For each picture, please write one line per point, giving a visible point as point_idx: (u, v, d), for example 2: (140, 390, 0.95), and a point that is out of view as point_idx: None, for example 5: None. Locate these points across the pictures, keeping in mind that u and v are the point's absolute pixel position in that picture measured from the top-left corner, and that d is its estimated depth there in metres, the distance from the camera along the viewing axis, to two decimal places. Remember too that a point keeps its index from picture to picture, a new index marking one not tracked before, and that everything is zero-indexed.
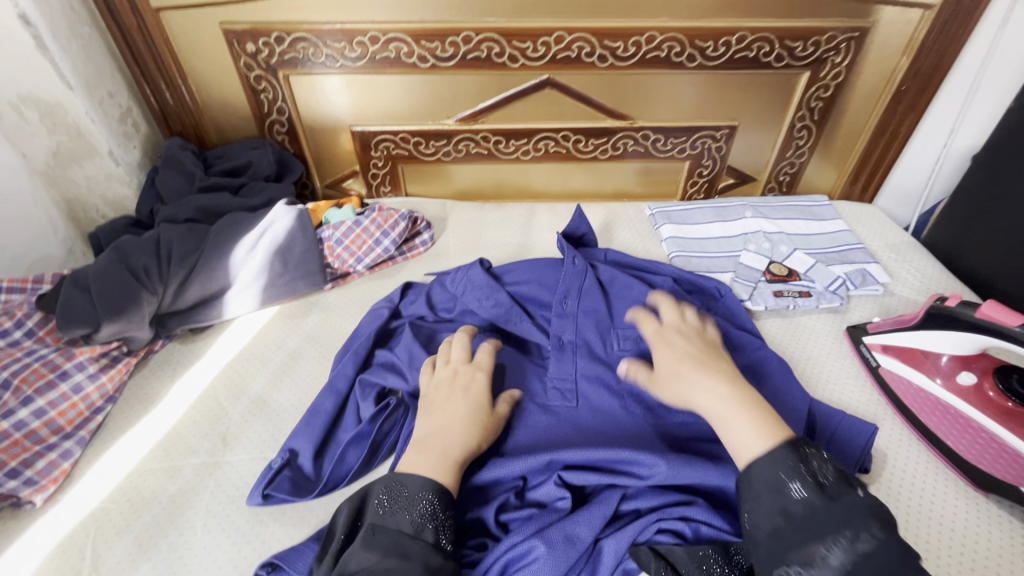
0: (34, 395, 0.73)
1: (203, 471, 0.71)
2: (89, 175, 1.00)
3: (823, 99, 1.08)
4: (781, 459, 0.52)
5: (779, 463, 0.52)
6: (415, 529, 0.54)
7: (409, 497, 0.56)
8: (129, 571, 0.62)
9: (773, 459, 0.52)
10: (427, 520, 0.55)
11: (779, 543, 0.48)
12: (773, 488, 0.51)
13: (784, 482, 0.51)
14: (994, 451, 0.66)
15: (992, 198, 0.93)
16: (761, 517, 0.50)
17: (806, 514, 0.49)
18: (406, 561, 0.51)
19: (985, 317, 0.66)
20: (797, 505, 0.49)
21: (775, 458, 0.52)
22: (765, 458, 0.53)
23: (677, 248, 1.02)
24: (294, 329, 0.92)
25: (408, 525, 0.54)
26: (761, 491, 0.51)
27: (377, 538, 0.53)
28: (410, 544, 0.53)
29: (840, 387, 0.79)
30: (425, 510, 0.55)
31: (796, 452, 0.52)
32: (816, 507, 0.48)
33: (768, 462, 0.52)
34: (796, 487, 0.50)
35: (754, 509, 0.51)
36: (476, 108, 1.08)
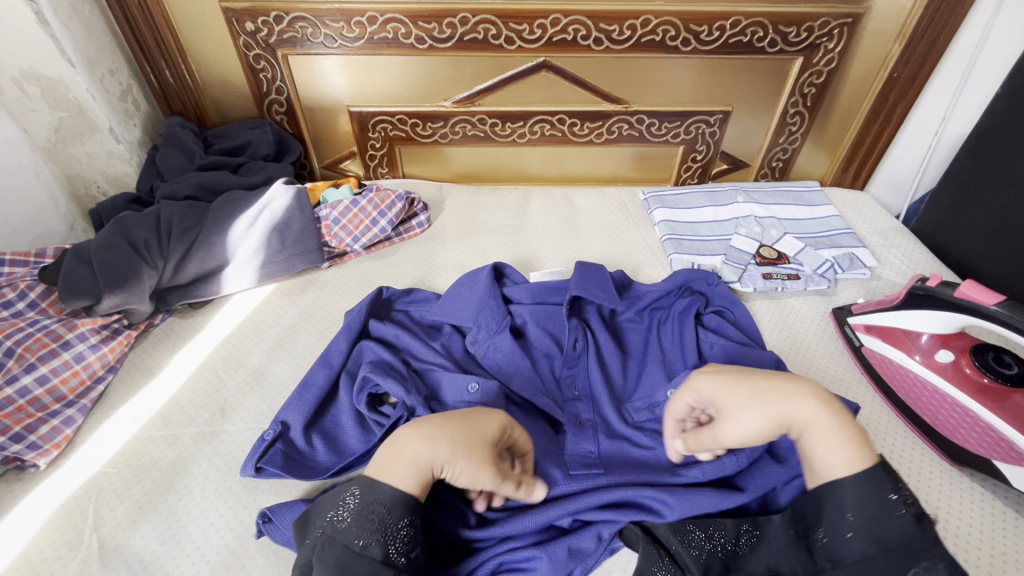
0: (37, 362, 0.75)
1: (201, 439, 0.73)
2: (89, 152, 1.02)
3: (816, 86, 1.10)
4: (877, 479, 0.55)
5: (872, 487, 0.55)
6: (361, 545, 0.53)
7: (364, 505, 0.55)
8: (130, 531, 0.64)
9: (869, 482, 0.55)
10: (377, 534, 0.53)
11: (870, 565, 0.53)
12: (861, 511, 0.54)
13: (882, 502, 0.54)
14: (968, 425, 0.68)
15: (981, 184, 0.94)
16: (852, 543, 0.54)
17: (891, 544, 0.53)
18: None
19: (963, 296, 0.68)
20: (893, 537, 0.53)
21: (866, 480, 0.55)
22: (854, 480, 0.55)
23: (668, 231, 1.04)
24: (291, 304, 0.93)
25: (357, 540, 0.53)
26: (849, 512, 0.55)
27: (332, 555, 0.52)
28: (357, 562, 0.52)
29: (824, 366, 0.81)
30: (377, 520, 0.54)
31: (891, 474, 0.55)
32: (912, 534, 0.52)
33: (859, 486, 0.55)
34: (897, 517, 0.53)
35: (843, 530, 0.54)
36: (473, 90, 1.09)
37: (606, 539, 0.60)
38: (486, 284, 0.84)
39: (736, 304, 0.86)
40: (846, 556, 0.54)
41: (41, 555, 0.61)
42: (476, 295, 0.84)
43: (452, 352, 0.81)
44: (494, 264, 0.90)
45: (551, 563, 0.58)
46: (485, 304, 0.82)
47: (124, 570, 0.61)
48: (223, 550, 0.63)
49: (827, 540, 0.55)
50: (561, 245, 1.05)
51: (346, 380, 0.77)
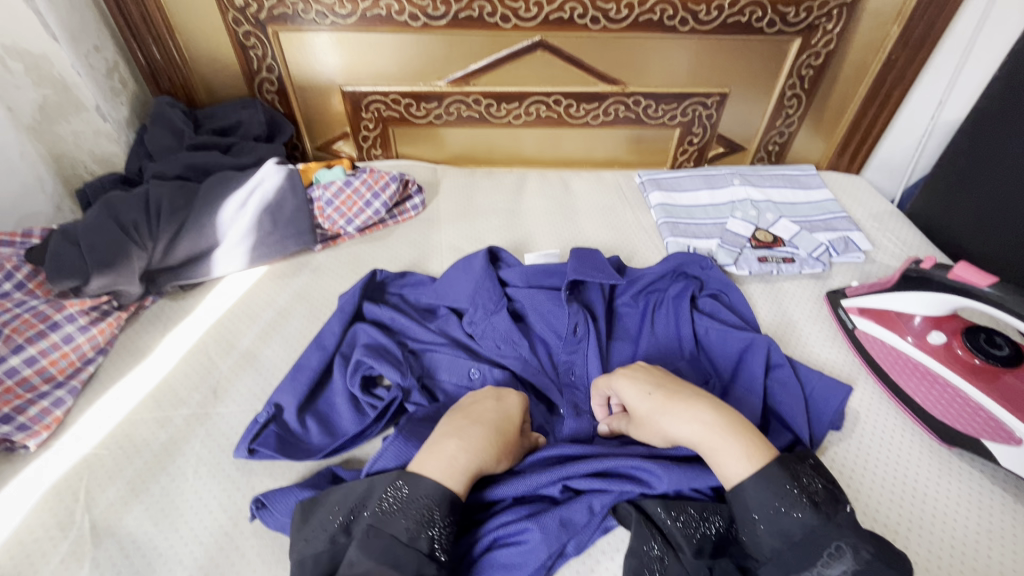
0: (25, 343, 0.73)
1: (193, 421, 0.73)
2: (76, 130, 0.99)
3: (813, 68, 1.09)
4: (768, 481, 0.54)
5: (766, 489, 0.54)
6: (409, 537, 0.53)
7: (414, 499, 0.55)
8: (121, 512, 0.63)
9: (763, 485, 0.54)
10: (423, 528, 0.54)
11: (783, 560, 0.52)
12: (773, 508, 0.53)
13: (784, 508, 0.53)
14: (957, 404, 0.69)
15: (977, 167, 0.93)
16: (762, 537, 0.54)
17: (802, 536, 0.52)
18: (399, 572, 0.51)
19: (957, 278, 0.68)
20: (797, 529, 0.52)
21: (760, 482, 0.55)
22: (748, 484, 0.55)
23: (664, 215, 1.03)
24: (282, 287, 0.92)
25: (404, 532, 0.53)
26: (755, 514, 0.54)
27: (375, 541, 0.52)
28: (404, 552, 0.52)
29: (817, 349, 0.81)
30: (423, 515, 0.54)
31: (786, 469, 0.55)
32: (813, 527, 0.52)
33: (751, 489, 0.55)
34: (795, 512, 0.53)
35: (754, 525, 0.54)
36: (468, 70, 1.08)
37: (597, 509, 0.61)
38: (482, 270, 0.83)
39: (730, 289, 0.86)
40: (765, 550, 0.54)
41: (31, 536, 0.61)
42: (473, 280, 0.83)
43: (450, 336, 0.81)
44: (488, 248, 0.89)
45: (543, 533, 0.58)
46: (481, 286, 0.82)
47: (117, 551, 0.60)
48: (216, 531, 0.62)
49: (747, 538, 0.55)
50: (557, 228, 1.04)
51: (339, 363, 0.75)
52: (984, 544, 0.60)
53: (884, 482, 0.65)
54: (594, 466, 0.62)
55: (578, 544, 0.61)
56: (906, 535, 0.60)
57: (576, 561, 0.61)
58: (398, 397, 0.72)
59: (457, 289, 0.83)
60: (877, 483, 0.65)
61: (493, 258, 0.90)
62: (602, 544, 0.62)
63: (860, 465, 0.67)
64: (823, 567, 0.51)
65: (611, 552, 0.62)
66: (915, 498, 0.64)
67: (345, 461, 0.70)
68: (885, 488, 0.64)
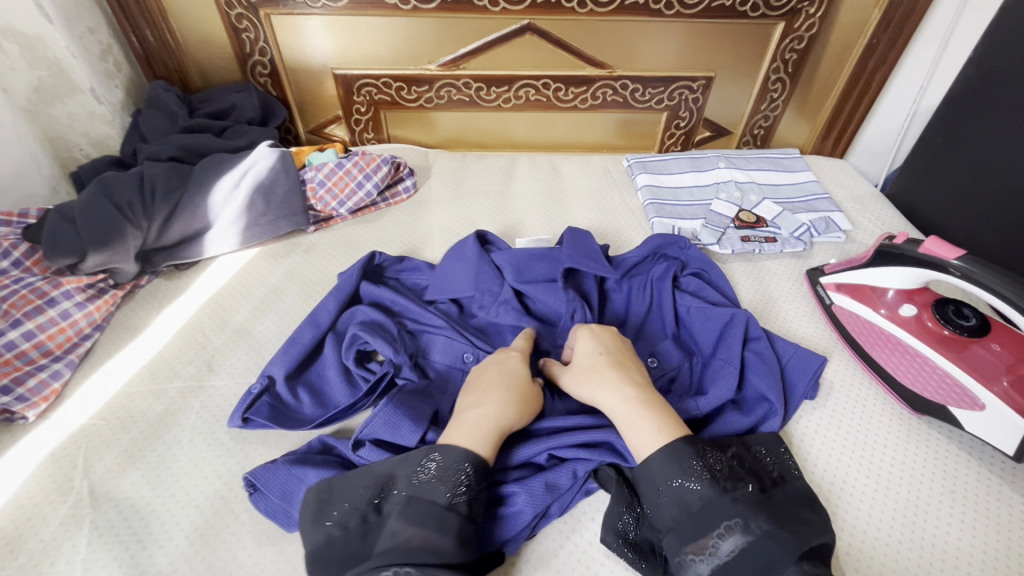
0: (23, 318, 0.75)
1: (188, 392, 0.75)
2: (72, 113, 1.01)
3: (797, 52, 1.12)
4: (671, 457, 0.57)
5: (665, 466, 0.57)
6: (448, 501, 0.55)
7: (446, 468, 0.57)
8: (119, 478, 0.65)
9: (668, 456, 0.57)
10: (460, 493, 0.55)
11: (680, 531, 0.54)
12: (673, 482, 0.56)
13: (682, 477, 0.56)
14: (927, 373, 0.71)
15: (951, 147, 1.00)
16: (662, 510, 0.56)
17: (697, 508, 0.54)
18: (442, 535, 0.53)
19: (928, 252, 0.70)
20: (695, 501, 0.54)
21: (661, 458, 0.57)
22: (650, 459, 0.58)
23: (650, 196, 1.05)
24: (275, 266, 0.94)
25: (442, 497, 0.55)
26: (654, 489, 0.57)
27: (414, 510, 0.54)
28: (445, 516, 0.54)
29: (794, 323, 0.84)
30: (459, 481, 0.56)
31: (693, 447, 0.58)
32: (709, 499, 0.54)
33: (654, 464, 0.57)
34: (693, 484, 0.55)
35: (656, 500, 0.56)
36: (458, 53, 1.09)
37: (581, 476, 0.63)
38: (476, 254, 0.84)
39: (711, 267, 0.87)
40: (664, 522, 0.55)
41: (32, 500, 0.63)
42: (467, 266, 0.84)
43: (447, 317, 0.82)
44: (477, 231, 0.89)
45: (529, 497, 0.60)
46: (481, 270, 0.83)
47: (115, 514, 0.62)
48: (211, 495, 0.65)
49: (651, 511, 0.57)
50: (546, 209, 1.06)
51: (331, 338, 0.78)
52: (946, 524, 0.62)
53: (854, 447, 0.68)
54: (580, 436, 0.64)
55: (561, 508, 0.63)
56: (871, 514, 0.62)
57: (558, 523, 0.63)
58: (390, 373, 0.72)
59: (453, 273, 0.85)
60: (848, 448, 0.68)
61: (482, 241, 0.91)
62: (584, 507, 0.64)
63: (832, 430, 0.70)
64: (716, 539, 0.52)
65: (592, 513, 0.64)
66: (882, 478, 0.66)
67: (336, 430, 0.72)
68: (856, 453, 0.68)
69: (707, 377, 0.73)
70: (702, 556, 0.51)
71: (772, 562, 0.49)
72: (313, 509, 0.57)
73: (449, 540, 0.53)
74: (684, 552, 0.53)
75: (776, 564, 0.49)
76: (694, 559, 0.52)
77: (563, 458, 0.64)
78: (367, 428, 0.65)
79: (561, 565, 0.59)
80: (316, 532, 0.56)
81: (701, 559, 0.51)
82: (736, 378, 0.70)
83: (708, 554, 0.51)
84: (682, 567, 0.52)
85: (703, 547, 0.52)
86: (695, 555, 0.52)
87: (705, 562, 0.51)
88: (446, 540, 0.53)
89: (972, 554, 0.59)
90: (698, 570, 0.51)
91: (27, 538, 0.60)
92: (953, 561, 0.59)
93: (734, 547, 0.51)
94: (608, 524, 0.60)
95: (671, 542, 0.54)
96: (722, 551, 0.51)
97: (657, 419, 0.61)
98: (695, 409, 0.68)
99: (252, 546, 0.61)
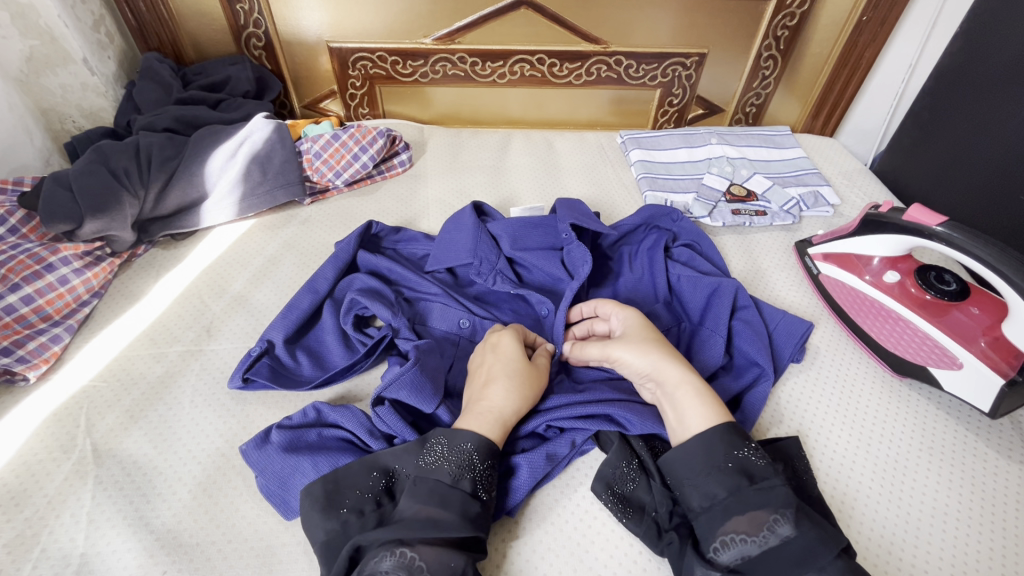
0: (21, 283, 0.76)
1: (188, 356, 0.76)
2: (64, 84, 1.00)
3: (789, 28, 1.13)
4: (729, 434, 0.57)
5: (725, 441, 0.56)
6: (452, 479, 0.56)
7: (451, 447, 0.58)
8: (121, 436, 0.67)
9: (729, 436, 0.56)
10: (464, 471, 0.56)
11: (733, 504, 0.53)
12: (728, 457, 0.55)
13: (744, 454, 0.55)
14: (908, 335, 0.74)
15: (939, 122, 1.04)
16: (712, 482, 0.54)
17: (755, 484, 0.53)
18: (445, 511, 0.54)
19: (912, 220, 0.72)
20: (759, 474, 0.54)
21: (723, 434, 0.56)
22: (713, 430, 0.57)
23: (644, 170, 1.07)
24: (273, 237, 0.95)
25: (446, 476, 0.56)
26: (711, 461, 0.55)
27: (420, 488, 0.55)
28: (449, 493, 0.55)
29: (783, 292, 0.87)
30: (464, 460, 0.57)
31: (741, 430, 0.58)
32: (770, 476, 0.54)
33: (712, 438, 0.56)
34: (755, 460, 0.55)
35: (705, 471, 0.55)
36: (453, 27, 1.10)
37: (579, 444, 0.65)
38: (473, 223, 0.85)
39: (703, 239, 0.88)
40: (712, 495, 0.54)
41: (35, 458, 0.64)
42: (464, 235, 0.84)
43: (445, 285, 0.83)
44: (473, 202, 0.90)
45: (530, 468, 0.61)
46: (479, 239, 0.83)
47: (118, 470, 0.64)
48: (213, 452, 0.66)
49: (695, 488, 0.55)
50: (540, 184, 1.07)
51: (330, 305, 0.78)
52: (925, 480, 0.64)
53: (839, 406, 0.71)
54: (578, 409, 0.64)
55: (562, 470, 0.65)
56: (853, 470, 0.65)
57: (553, 479, 0.64)
58: (388, 335, 0.73)
59: (450, 241, 0.85)
60: (833, 406, 0.71)
61: (479, 213, 0.92)
62: (579, 465, 0.66)
63: (819, 391, 0.73)
64: (773, 521, 0.51)
65: (586, 470, 0.65)
66: (866, 437, 0.68)
67: (335, 392, 0.73)
68: (840, 411, 0.71)
69: (694, 344, 0.74)
70: (756, 534, 0.51)
71: (809, 556, 0.50)
72: (322, 499, 0.57)
73: (451, 515, 0.53)
74: (730, 529, 0.52)
75: (817, 558, 0.50)
76: (739, 539, 0.51)
77: (563, 427, 0.65)
78: (390, 389, 0.64)
79: (556, 517, 0.61)
80: (328, 522, 0.55)
81: (749, 541, 0.51)
82: (722, 345, 0.72)
83: (758, 538, 0.51)
84: (721, 548, 0.52)
85: (757, 529, 0.51)
86: (743, 536, 0.51)
87: (750, 543, 0.51)
88: (449, 514, 0.53)
89: (949, 506, 0.62)
90: (743, 551, 0.51)
91: (32, 492, 0.61)
92: (931, 513, 0.61)
93: (791, 532, 0.51)
94: (600, 474, 0.62)
95: (716, 516, 0.53)
96: (781, 532, 0.50)
97: (710, 395, 0.60)
98: None
99: (254, 500, 0.62)
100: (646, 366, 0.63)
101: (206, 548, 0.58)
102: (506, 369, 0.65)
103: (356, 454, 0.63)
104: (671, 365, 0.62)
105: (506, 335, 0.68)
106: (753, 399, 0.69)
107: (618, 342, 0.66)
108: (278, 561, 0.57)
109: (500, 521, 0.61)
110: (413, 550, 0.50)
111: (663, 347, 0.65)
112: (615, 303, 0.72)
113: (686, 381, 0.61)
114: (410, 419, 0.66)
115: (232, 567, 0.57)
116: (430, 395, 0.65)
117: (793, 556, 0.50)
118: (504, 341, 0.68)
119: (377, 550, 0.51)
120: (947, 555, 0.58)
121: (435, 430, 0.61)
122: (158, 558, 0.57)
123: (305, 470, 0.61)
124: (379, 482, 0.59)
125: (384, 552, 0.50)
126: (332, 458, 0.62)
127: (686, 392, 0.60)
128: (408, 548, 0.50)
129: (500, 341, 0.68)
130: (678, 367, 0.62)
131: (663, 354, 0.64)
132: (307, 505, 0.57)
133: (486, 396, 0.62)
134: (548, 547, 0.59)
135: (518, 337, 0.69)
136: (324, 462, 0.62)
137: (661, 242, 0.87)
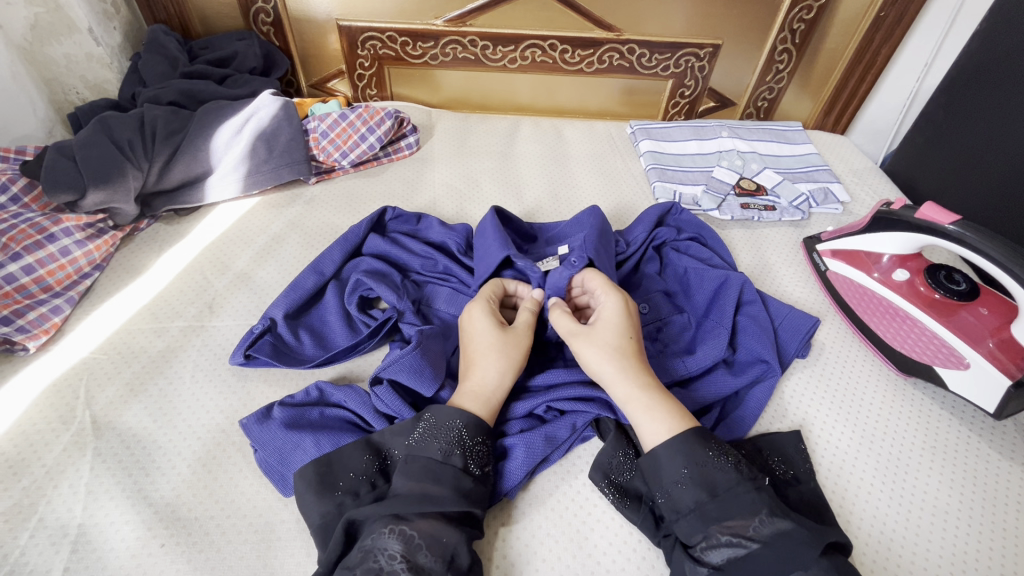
0: (22, 252, 0.75)
1: (189, 331, 0.75)
2: (68, 53, 0.98)
3: (805, 22, 1.12)
4: (689, 442, 0.56)
5: (686, 451, 0.56)
6: (444, 456, 0.56)
7: (438, 426, 0.58)
8: (121, 409, 0.66)
9: (682, 446, 0.56)
10: (455, 448, 0.56)
11: (701, 517, 0.53)
12: (690, 468, 0.55)
13: (706, 460, 0.55)
14: (914, 333, 0.74)
15: (952, 123, 1.03)
16: (679, 493, 0.55)
17: (718, 494, 0.53)
18: (440, 486, 0.54)
19: (923, 217, 0.71)
20: (721, 482, 0.54)
21: (682, 442, 0.56)
22: (671, 442, 0.57)
23: (653, 161, 1.06)
24: (277, 216, 0.94)
25: (437, 452, 0.56)
26: (675, 474, 0.55)
27: (412, 466, 0.55)
28: (442, 469, 0.55)
29: (790, 288, 0.86)
30: (455, 437, 0.57)
31: (701, 435, 0.57)
32: (742, 477, 0.54)
33: (673, 449, 0.56)
34: (717, 464, 0.55)
35: (670, 485, 0.55)
36: (465, 9, 1.09)
37: (579, 428, 0.64)
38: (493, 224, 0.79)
39: (704, 230, 0.88)
40: (680, 507, 0.55)
41: (33, 427, 0.63)
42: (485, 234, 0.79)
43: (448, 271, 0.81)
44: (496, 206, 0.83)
45: (527, 450, 0.61)
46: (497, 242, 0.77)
47: (118, 443, 0.63)
48: (213, 427, 0.65)
49: (663, 498, 0.56)
50: (548, 171, 1.06)
51: (334, 285, 0.78)
52: (928, 479, 0.64)
53: (845, 404, 0.71)
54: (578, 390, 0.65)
55: (562, 454, 0.64)
56: (856, 466, 0.65)
57: (553, 464, 0.64)
58: (393, 317, 0.73)
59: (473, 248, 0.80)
60: (839, 403, 0.71)
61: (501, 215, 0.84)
62: (580, 451, 0.66)
63: (824, 387, 0.72)
64: (756, 523, 0.52)
65: (587, 458, 0.65)
66: (868, 434, 0.68)
67: (337, 372, 0.72)
68: (846, 408, 0.70)
69: (698, 337, 0.73)
70: (738, 538, 0.51)
71: (794, 552, 0.50)
72: (315, 481, 0.56)
73: (446, 491, 0.53)
74: (711, 537, 0.52)
75: (805, 555, 0.50)
76: (727, 542, 0.52)
77: (563, 410, 0.66)
78: (389, 369, 0.64)
79: (555, 503, 0.61)
80: (324, 504, 0.55)
81: (737, 544, 0.51)
82: (727, 339, 0.71)
83: (744, 540, 0.51)
84: (706, 550, 0.52)
85: (736, 535, 0.52)
86: (729, 540, 0.52)
87: (739, 546, 0.51)
88: (443, 490, 0.53)
89: (951, 506, 0.62)
90: (730, 553, 0.51)
91: (30, 462, 0.60)
92: (931, 512, 0.61)
93: (777, 531, 0.51)
94: (599, 462, 0.62)
95: (689, 525, 0.53)
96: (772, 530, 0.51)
97: (662, 408, 0.59)
98: (687, 366, 0.69)
99: (254, 476, 0.62)
100: (603, 373, 0.63)
101: (204, 522, 0.58)
102: (488, 343, 0.64)
103: (358, 434, 0.63)
104: (622, 383, 0.62)
105: (474, 311, 0.68)
106: (757, 393, 0.68)
107: (584, 335, 0.65)
108: (276, 539, 0.57)
109: (500, 503, 0.60)
110: (411, 526, 0.51)
111: (625, 359, 0.63)
112: (602, 282, 0.70)
113: (635, 397, 0.61)
114: (408, 400, 0.65)
115: (231, 543, 0.56)
116: (429, 379, 0.64)
117: (779, 551, 0.50)
118: (475, 316, 0.67)
119: (374, 526, 0.51)
120: (947, 555, 0.58)
121: (428, 407, 0.61)
122: (156, 531, 0.56)
123: (306, 447, 0.61)
124: (371, 464, 0.58)
125: (381, 528, 0.51)
126: (334, 437, 0.62)
127: (636, 408, 0.60)
128: (406, 525, 0.51)
129: (470, 318, 0.68)
130: (629, 382, 0.61)
131: (620, 366, 0.62)
132: (301, 488, 0.56)
133: (484, 378, 0.62)
134: (547, 533, 0.58)
135: (488, 308, 0.69)
136: (326, 441, 0.61)
137: (672, 242, 0.85)
